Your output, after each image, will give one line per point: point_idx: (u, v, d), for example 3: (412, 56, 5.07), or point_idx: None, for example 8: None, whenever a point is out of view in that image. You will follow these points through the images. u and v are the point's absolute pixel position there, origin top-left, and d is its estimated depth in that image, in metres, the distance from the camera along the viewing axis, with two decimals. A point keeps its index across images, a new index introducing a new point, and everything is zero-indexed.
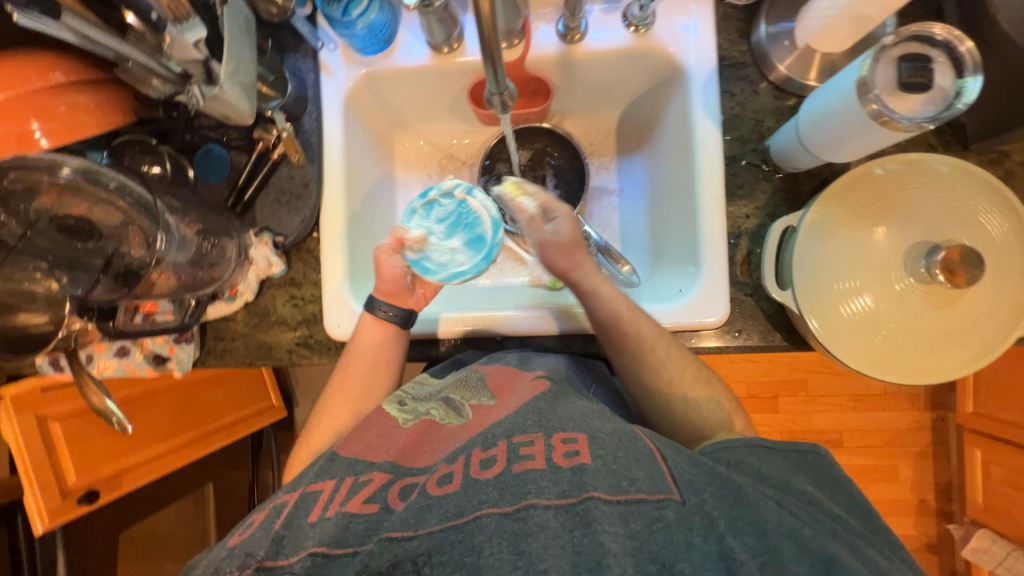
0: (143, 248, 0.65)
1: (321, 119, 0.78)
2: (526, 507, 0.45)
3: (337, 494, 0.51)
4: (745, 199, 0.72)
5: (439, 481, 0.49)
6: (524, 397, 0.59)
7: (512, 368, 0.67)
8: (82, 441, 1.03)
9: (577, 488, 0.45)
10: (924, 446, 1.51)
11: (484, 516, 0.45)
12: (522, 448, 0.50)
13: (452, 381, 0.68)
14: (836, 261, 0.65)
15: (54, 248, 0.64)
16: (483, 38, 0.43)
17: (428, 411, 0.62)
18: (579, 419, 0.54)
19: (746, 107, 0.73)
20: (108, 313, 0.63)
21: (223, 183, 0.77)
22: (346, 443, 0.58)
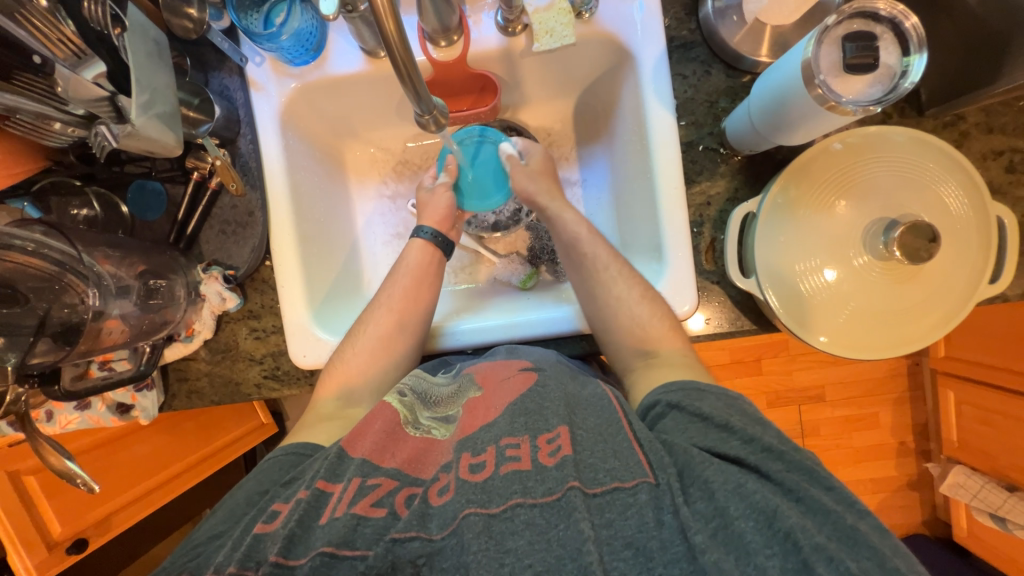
0: (78, 302, 0.62)
1: (258, 141, 0.73)
2: (512, 506, 0.46)
3: (345, 494, 0.50)
4: (706, 185, 0.71)
5: (438, 491, 0.50)
6: (512, 390, 0.58)
7: (500, 360, 0.65)
8: (61, 492, 1.00)
9: (561, 482, 0.47)
10: (900, 392, 1.57)
11: (471, 515, 0.46)
12: (509, 450, 0.51)
13: (444, 387, 0.65)
14: (799, 242, 0.64)
15: None
16: (395, 58, 0.40)
17: (429, 426, 0.59)
18: (564, 411, 0.54)
19: (699, 89, 0.71)
20: (52, 376, 0.61)
21: (162, 218, 0.73)
22: (355, 440, 0.55)
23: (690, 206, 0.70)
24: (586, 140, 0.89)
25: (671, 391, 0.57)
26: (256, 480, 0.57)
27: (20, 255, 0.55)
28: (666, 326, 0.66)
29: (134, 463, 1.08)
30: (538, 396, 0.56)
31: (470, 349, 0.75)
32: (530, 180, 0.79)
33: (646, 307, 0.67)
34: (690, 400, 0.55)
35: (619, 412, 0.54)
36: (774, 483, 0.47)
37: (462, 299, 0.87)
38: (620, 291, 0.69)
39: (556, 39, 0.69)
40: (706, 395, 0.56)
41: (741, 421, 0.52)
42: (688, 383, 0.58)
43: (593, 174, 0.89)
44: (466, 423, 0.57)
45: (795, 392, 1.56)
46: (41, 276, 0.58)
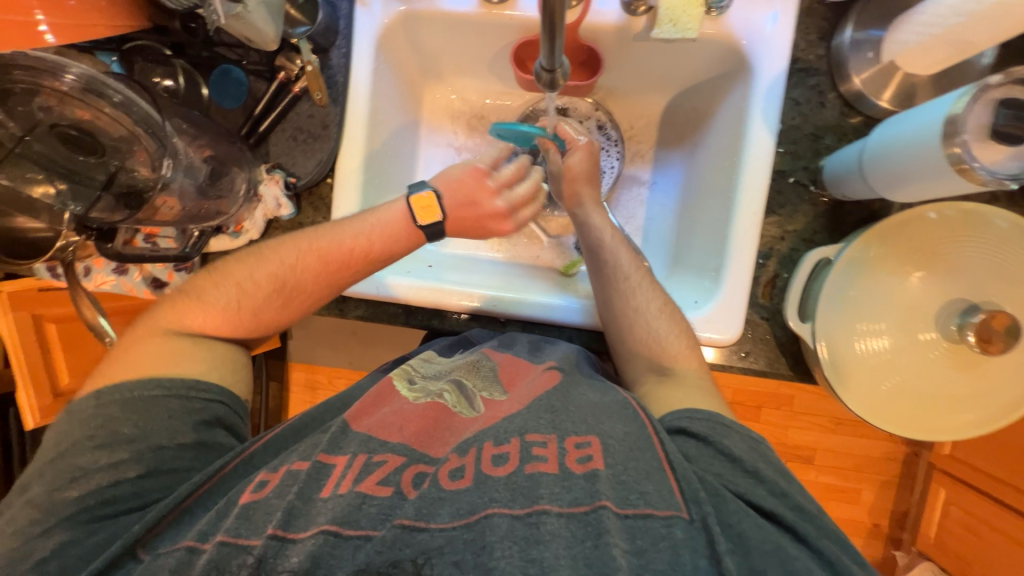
0: (148, 168, 0.61)
1: (350, 56, 0.72)
2: (538, 512, 0.45)
3: (349, 471, 0.50)
4: (784, 219, 0.68)
5: (450, 474, 0.49)
6: (535, 391, 0.58)
7: (522, 358, 0.65)
8: (74, 346, 1.03)
9: (590, 496, 0.46)
10: (891, 476, 1.54)
11: (495, 516, 0.45)
12: (534, 448, 0.50)
13: (464, 363, 0.65)
14: (866, 301, 0.62)
15: (52, 154, 0.60)
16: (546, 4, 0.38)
17: (441, 393, 0.60)
18: (591, 420, 0.53)
19: (808, 119, 0.67)
20: (107, 233, 0.63)
21: (239, 109, 0.72)
22: (359, 416, 0.57)
23: (761, 235, 0.68)
24: (668, 143, 0.86)
25: (698, 418, 0.56)
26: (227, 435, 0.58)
27: (106, 107, 0.55)
28: (676, 334, 0.65)
29: None
30: (563, 394, 0.57)
31: (500, 318, 0.74)
32: (571, 183, 0.75)
33: (665, 322, 0.66)
34: (721, 436, 0.54)
35: (646, 424, 0.53)
36: (804, 545, 0.46)
37: (470, 261, 0.85)
38: (636, 292, 0.68)
39: (679, 29, 0.65)
40: (731, 432, 0.54)
41: (770, 473, 0.51)
42: (715, 416, 0.56)
43: (664, 178, 0.87)
44: (491, 412, 0.57)
45: (786, 448, 1.54)
46: (119, 131, 0.58)
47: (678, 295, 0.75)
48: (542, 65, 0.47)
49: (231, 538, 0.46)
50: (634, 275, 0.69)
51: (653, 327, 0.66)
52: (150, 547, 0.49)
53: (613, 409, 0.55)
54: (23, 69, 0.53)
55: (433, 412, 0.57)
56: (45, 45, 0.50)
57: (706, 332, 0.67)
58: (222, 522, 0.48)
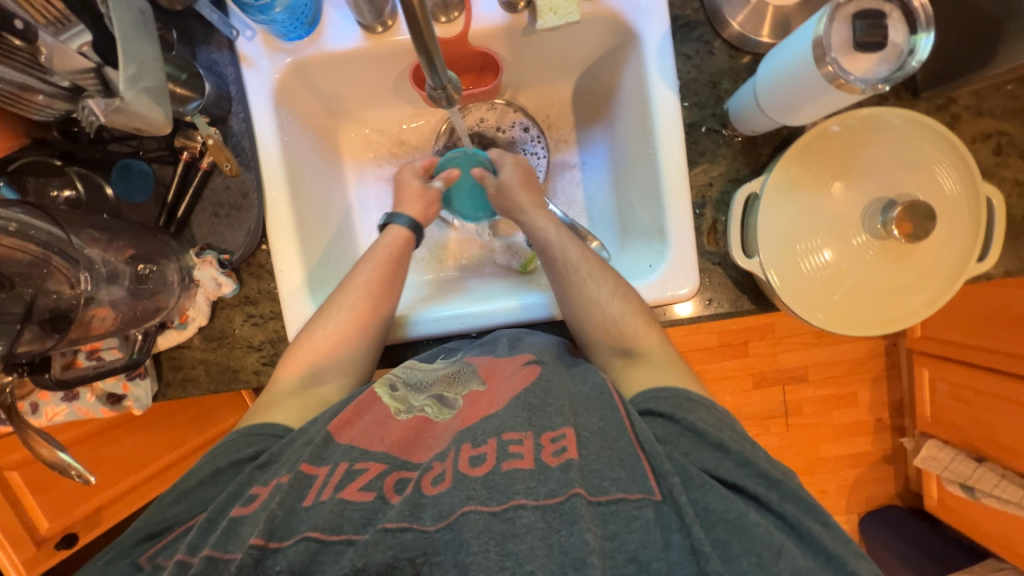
0: (68, 286, 0.59)
1: (251, 119, 0.70)
2: (515, 507, 0.46)
3: (332, 478, 0.51)
4: (708, 165, 0.71)
5: (432, 480, 0.49)
6: (514, 388, 0.57)
7: (501, 356, 0.64)
8: (45, 487, 0.96)
9: (564, 486, 0.47)
10: (878, 371, 1.63)
11: (472, 513, 0.46)
12: (511, 446, 0.51)
13: (443, 373, 0.64)
14: (798, 222, 0.65)
15: None
16: (416, 29, 0.39)
17: (423, 406, 0.60)
18: (569, 412, 0.54)
19: (702, 69, 0.70)
20: (40, 365, 0.60)
21: (150, 200, 0.70)
22: (342, 427, 0.56)
23: (691, 187, 0.71)
24: (586, 123, 0.89)
25: (663, 398, 0.57)
26: (210, 463, 0.57)
27: (5, 237, 0.52)
28: (641, 323, 0.67)
29: (129, 456, 1.06)
30: (542, 388, 0.56)
31: (473, 332, 0.74)
32: (509, 196, 0.77)
33: (618, 303, 0.68)
34: (684, 411, 0.56)
35: (622, 414, 0.54)
36: (771, 513, 0.49)
37: (435, 286, 0.86)
38: (593, 289, 0.69)
39: (561, 16, 0.69)
40: (696, 406, 0.56)
41: (735, 441, 0.53)
42: (680, 391, 0.58)
43: (592, 157, 0.89)
44: (468, 414, 0.57)
45: (780, 374, 1.61)
46: (25, 256, 0.55)
47: (633, 264, 0.77)
48: (432, 84, 0.47)
49: (219, 553, 0.47)
50: (586, 265, 0.70)
51: (610, 311, 0.67)
52: (151, 557, 0.52)
53: (594, 402, 0.56)
54: None
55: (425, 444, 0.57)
56: None
57: (668, 291, 0.70)
58: (210, 536, 0.49)
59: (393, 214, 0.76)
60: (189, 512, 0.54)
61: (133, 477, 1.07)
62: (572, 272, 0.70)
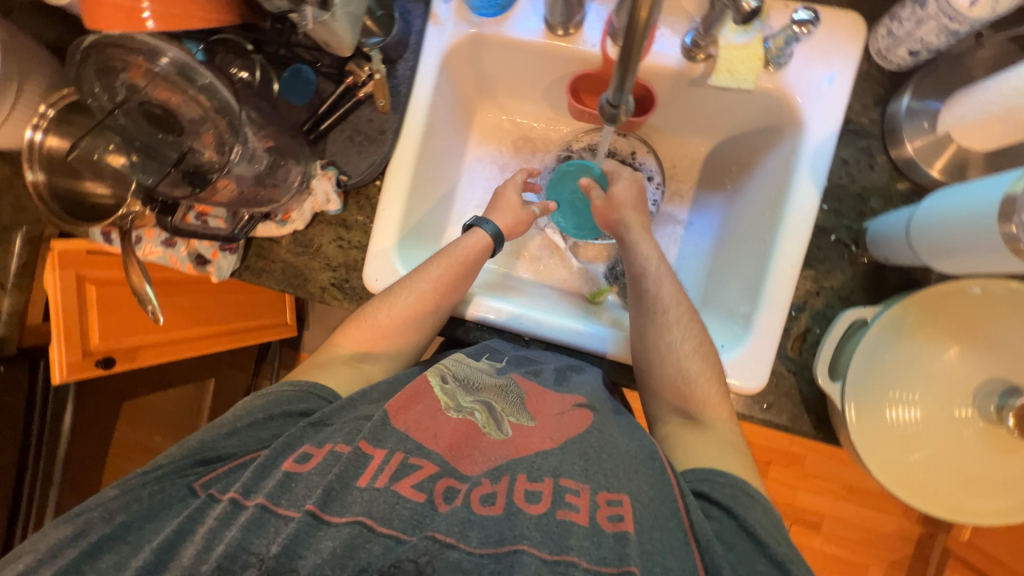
0: (215, 151, 0.61)
1: (415, 70, 0.75)
2: (566, 562, 0.44)
3: (387, 466, 0.51)
4: (822, 274, 0.68)
5: (481, 499, 0.50)
6: (566, 429, 0.57)
7: (548, 389, 0.65)
8: (109, 309, 1.06)
9: (619, 558, 0.44)
10: (899, 555, 1.46)
11: (524, 554, 0.44)
12: (568, 495, 0.50)
13: (493, 386, 0.64)
14: (901, 370, 0.60)
15: (135, 130, 0.61)
16: (627, 48, 0.43)
17: (471, 410, 0.59)
18: (623, 474, 0.53)
19: (855, 179, 0.67)
20: (169, 208, 0.64)
21: (303, 106, 0.77)
22: (398, 412, 0.56)
23: (797, 288, 0.68)
24: (707, 186, 0.88)
25: (720, 485, 0.54)
26: (267, 406, 0.60)
27: (193, 90, 0.58)
28: (714, 391, 0.64)
29: (182, 311, 1.14)
30: (597, 439, 0.56)
31: (525, 336, 0.76)
32: (616, 211, 0.78)
33: (697, 362, 0.66)
34: (744, 509, 0.52)
35: (677, 492, 0.52)
36: None
37: (499, 277, 0.87)
38: (676, 338, 0.67)
39: (735, 80, 0.67)
40: (755, 503, 0.53)
41: (797, 565, 0.49)
42: (740, 482, 0.55)
43: (699, 221, 0.88)
44: (518, 441, 0.56)
45: (790, 509, 1.49)
46: (197, 112, 0.59)
47: None
48: (610, 97, 0.50)
49: (272, 503, 0.48)
50: (684, 309, 0.70)
51: (686, 364, 0.66)
52: (204, 485, 0.53)
53: (645, 466, 0.54)
54: (120, 51, 0.55)
55: (446, 419, 0.57)
56: (145, 31, 0.54)
57: (731, 379, 0.67)
58: (264, 481, 0.51)
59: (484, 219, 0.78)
60: (242, 448, 0.57)
61: (176, 332, 1.15)
62: (670, 307, 0.69)
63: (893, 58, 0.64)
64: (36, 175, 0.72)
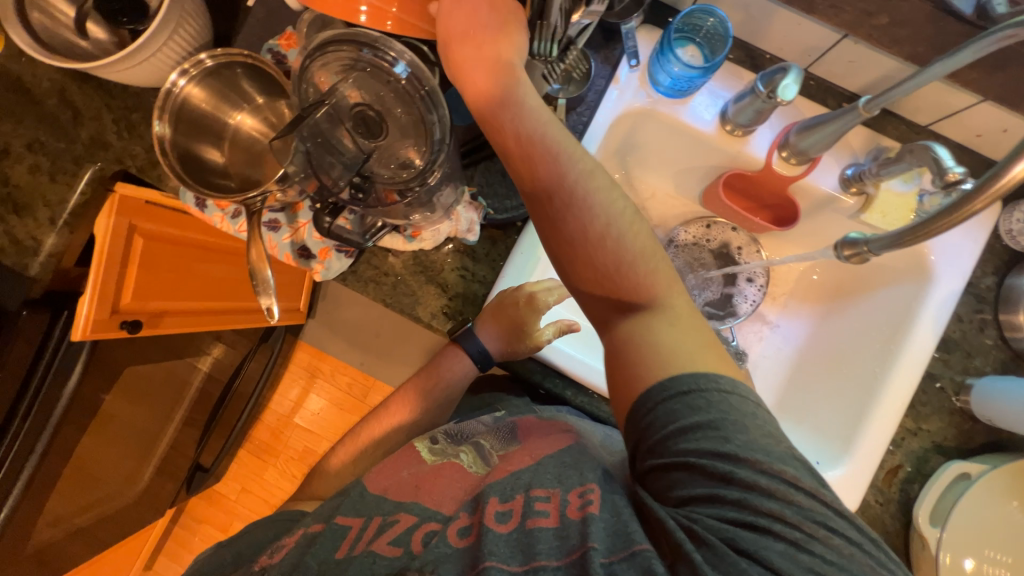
0: (411, 160, 0.59)
1: (584, 125, 0.75)
2: (535, 568, 0.43)
3: (365, 533, 0.52)
4: (922, 417, 0.72)
5: (458, 532, 0.48)
6: (553, 447, 0.57)
7: (541, 421, 0.65)
8: (150, 266, 0.91)
9: (582, 540, 0.43)
10: None
11: (492, 569, 0.43)
12: (538, 503, 0.48)
13: (488, 428, 0.67)
14: (991, 529, 0.67)
15: (327, 124, 0.55)
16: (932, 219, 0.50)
17: (458, 453, 0.62)
18: (579, 471, 0.51)
19: (965, 337, 0.73)
20: (335, 211, 0.63)
21: (462, 128, 0.73)
22: (376, 476, 0.59)
23: (899, 424, 0.72)
24: (800, 297, 0.90)
25: (682, 410, 0.44)
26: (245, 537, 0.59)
27: (407, 86, 0.55)
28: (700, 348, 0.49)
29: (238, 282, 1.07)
30: (576, 453, 0.55)
31: None
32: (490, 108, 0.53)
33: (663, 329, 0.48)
34: (715, 422, 0.43)
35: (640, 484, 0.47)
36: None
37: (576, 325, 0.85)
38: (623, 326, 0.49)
39: (886, 223, 0.72)
40: (728, 408, 0.44)
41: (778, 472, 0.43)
42: (705, 384, 0.45)
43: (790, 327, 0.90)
44: (500, 467, 0.56)
45: None
46: (409, 118, 0.58)
47: None
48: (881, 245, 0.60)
49: None
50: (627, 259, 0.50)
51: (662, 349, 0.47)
52: None
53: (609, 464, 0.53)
54: (343, 42, 0.54)
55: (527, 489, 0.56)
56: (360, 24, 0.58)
57: None
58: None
59: (471, 337, 0.73)
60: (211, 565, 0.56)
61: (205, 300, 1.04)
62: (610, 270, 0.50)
63: (1022, 241, 0.71)
64: (161, 127, 0.64)
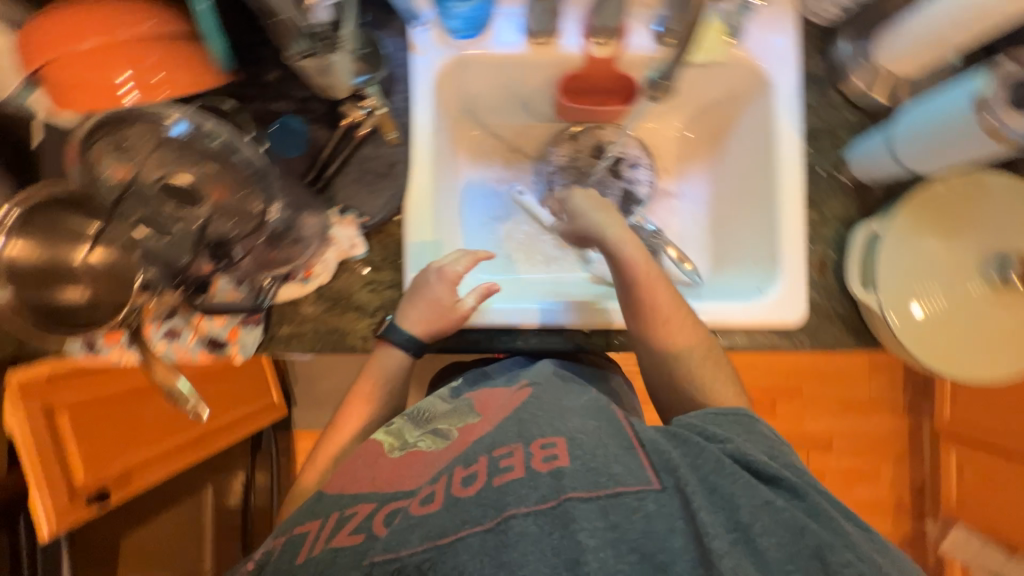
0: (245, 213, 0.61)
1: (410, 100, 0.75)
2: (506, 518, 0.46)
3: (324, 531, 0.51)
4: (821, 206, 0.77)
5: (421, 501, 0.50)
6: (510, 406, 0.61)
7: (498, 388, 0.69)
8: (90, 435, 0.91)
9: (555, 491, 0.47)
10: (901, 448, 1.55)
11: (468, 536, 0.46)
12: (501, 461, 0.51)
13: (444, 411, 0.68)
14: (916, 267, 0.71)
15: (148, 206, 0.60)
16: None
17: (416, 442, 0.61)
18: (558, 424, 0.55)
19: (823, 120, 0.78)
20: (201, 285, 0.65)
21: (302, 158, 0.73)
22: (331, 481, 0.59)
23: (806, 222, 0.76)
24: (689, 158, 0.94)
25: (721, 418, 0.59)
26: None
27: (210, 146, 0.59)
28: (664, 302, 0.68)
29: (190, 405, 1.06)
30: (533, 406, 0.59)
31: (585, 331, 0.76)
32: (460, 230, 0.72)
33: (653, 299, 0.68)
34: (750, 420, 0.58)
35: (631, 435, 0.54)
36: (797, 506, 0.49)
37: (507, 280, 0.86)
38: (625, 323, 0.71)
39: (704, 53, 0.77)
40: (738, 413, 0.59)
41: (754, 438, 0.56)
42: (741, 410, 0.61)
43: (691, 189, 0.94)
44: (462, 438, 0.58)
45: (805, 440, 1.54)
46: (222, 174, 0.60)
47: (736, 288, 0.81)
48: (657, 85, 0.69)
49: None
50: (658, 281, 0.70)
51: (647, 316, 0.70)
52: None
53: (588, 409, 0.58)
54: (121, 121, 0.56)
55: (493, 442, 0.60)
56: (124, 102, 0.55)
57: (778, 315, 0.74)
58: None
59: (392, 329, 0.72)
60: None
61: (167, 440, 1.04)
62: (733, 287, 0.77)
63: (825, 14, 0.76)
64: None
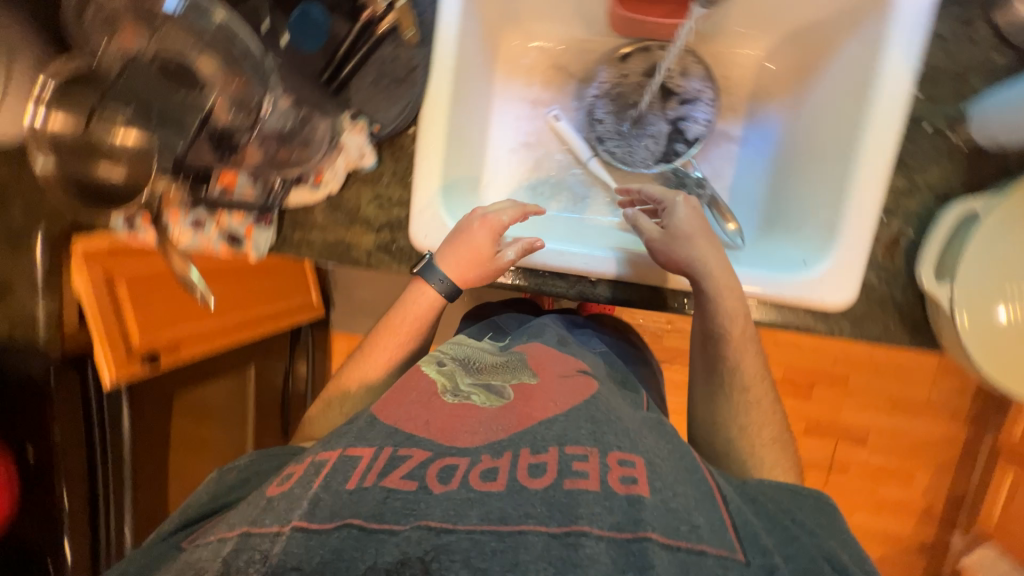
0: (241, 113, 0.57)
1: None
2: (577, 533, 0.39)
3: (376, 462, 0.47)
4: (917, 171, 0.63)
5: (482, 475, 0.44)
6: (574, 396, 0.54)
7: (552, 356, 0.64)
8: (144, 305, 0.99)
9: (633, 522, 0.40)
10: (947, 457, 1.39)
11: (530, 533, 0.39)
12: (574, 462, 0.45)
13: (494, 363, 0.63)
14: (1011, 264, 0.58)
15: (147, 91, 0.55)
16: None
17: (469, 393, 0.55)
18: (637, 439, 0.49)
19: (949, 57, 0.62)
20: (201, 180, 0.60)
21: (318, 53, 0.66)
22: (388, 407, 0.53)
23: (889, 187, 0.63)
24: (764, 95, 0.78)
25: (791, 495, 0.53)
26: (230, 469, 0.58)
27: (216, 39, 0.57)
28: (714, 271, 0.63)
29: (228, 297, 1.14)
30: (604, 406, 0.53)
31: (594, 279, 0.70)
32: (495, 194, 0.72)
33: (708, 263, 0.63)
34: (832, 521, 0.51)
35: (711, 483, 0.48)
36: None
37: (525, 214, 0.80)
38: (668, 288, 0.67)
39: None
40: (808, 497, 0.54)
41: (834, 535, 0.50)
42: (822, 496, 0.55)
43: (757, 134, 0.79)
44: (522, 410, 0.51)
45: (836, 430, 1.42)
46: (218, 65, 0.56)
47: (778, 255, 0.70)
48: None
49: (254, 527, 0.43)
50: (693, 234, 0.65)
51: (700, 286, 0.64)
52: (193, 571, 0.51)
53: (658, 431, 0.52)
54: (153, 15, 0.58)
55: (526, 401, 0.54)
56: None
57: (819, 294, 0.63)
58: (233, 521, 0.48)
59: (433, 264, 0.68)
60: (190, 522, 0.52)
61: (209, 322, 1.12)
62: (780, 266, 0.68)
63: None
64: None
